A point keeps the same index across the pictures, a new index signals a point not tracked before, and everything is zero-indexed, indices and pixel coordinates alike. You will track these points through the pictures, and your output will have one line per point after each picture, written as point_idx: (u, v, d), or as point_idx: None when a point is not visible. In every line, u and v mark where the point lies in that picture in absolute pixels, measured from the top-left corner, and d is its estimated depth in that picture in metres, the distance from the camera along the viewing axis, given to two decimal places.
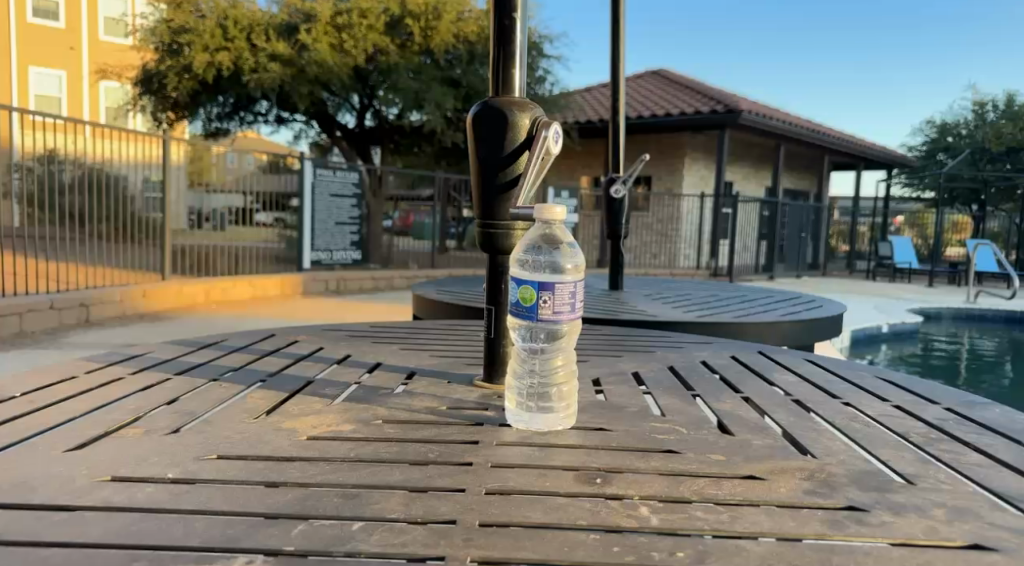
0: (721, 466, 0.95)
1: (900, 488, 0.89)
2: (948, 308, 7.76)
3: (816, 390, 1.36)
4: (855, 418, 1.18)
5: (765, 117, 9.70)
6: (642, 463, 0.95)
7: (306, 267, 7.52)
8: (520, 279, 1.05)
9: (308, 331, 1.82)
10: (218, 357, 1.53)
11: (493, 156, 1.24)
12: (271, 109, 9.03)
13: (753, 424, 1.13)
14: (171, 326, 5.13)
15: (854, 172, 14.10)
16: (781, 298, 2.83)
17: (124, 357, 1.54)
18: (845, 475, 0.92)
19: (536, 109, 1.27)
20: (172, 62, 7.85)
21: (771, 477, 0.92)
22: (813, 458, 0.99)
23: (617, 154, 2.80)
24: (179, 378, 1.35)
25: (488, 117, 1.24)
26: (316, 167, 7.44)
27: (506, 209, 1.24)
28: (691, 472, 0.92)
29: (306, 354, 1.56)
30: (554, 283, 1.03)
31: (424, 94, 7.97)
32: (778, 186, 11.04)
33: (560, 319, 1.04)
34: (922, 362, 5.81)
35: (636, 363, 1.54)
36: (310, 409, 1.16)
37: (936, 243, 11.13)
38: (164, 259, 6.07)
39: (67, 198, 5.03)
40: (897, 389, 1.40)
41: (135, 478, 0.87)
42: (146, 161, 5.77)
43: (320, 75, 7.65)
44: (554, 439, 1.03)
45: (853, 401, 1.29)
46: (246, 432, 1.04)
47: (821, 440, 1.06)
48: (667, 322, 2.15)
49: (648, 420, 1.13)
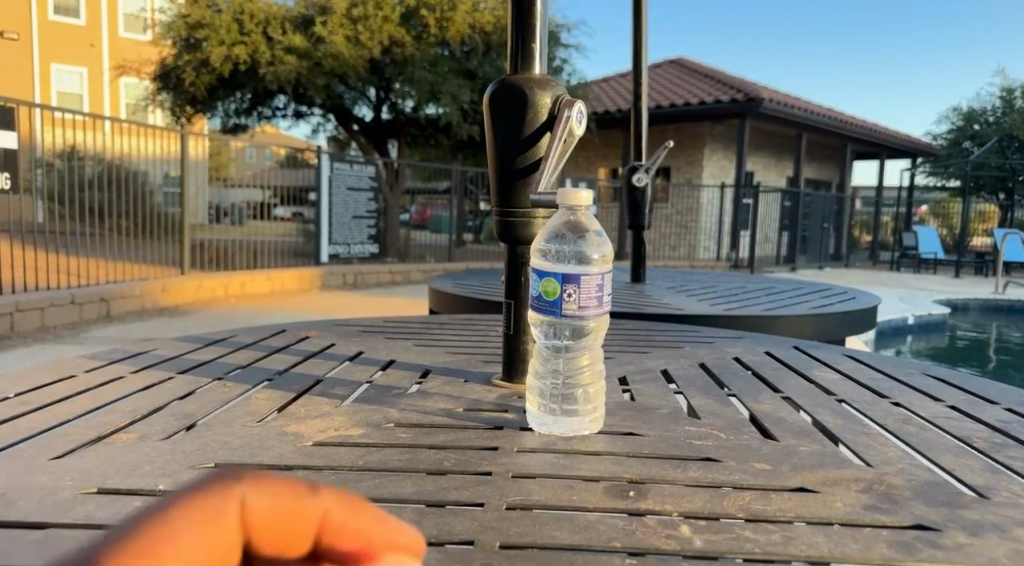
0: (766, 477, 0.86)
1: (975, 505, 0.79)
2: (976, 300, 7.54)
3: (861, 389, 1.26)
4: (909, 420, 1.08)
5: (787, 106, 9.51)
6: (678, 474, 0.85)
7: (324, 261, 7.47)
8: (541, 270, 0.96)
9: (319, 326, 1.74)
10: (223, 354, 1.46)
11: (511, 138, 1.16)
12: (288, 102, 9.02)
13: (797, 427, 1.03)
14: (190, 320, 5.09)
15: (878, 161, 13.84)
16: (811, 290, 2.72)
17: (124, 353, 1.47)
18: (907, 487, 0.83)
19: (558, 87, 1.17)
20: (190, 57, 7.82)
21: (825, 489, 0.83)
22: (869, 467, 0.89)
23: (639, 141, 2.70)
24: (181, 378, 1.27)
25: (507, 97, 1.15)
26: (334, 160, 7.40)
27: (525, 195, 1.15)
28: (735, 484, 0.83)
29: (315, 350, 1.48)
30: (579, 276, 0.94)
31: (440, 86, 7.95)
32: (800, 175, 10.84)
33: (586, 314, 0.95)
34: (950, 354, 5.65)
35: (665, 360, 1.44)
36: (317, 411, 1.08)
37: (962, 233, 10.89)
38: (182, 253, 6.06)
39: (88, 194, 5.00)
40: (953, 387, 1.29)
41: (120, 489, 0.80)
42: (165, 157, 5.71)
43: (336, 68, 7.63)
44: (580, 445, 0.94)
45: (903, 401, 1.18)
46: (247, 437, 0.97)
47: (875, 446, 0.96)
48: (693, 314, 2.06)
49: (682, 422, 1.04)
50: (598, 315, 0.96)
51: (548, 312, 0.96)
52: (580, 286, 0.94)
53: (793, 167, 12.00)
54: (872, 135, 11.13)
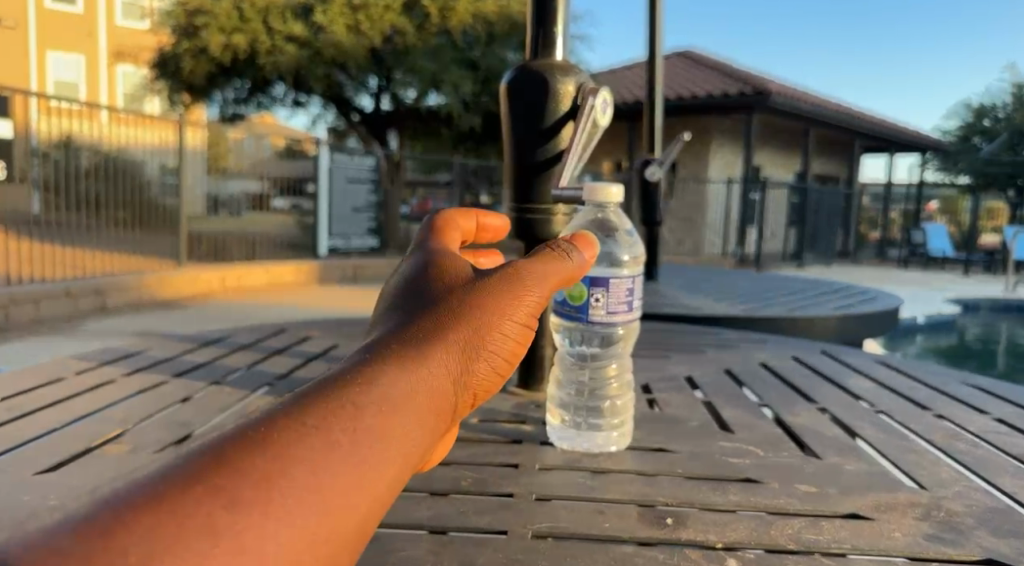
0: (813, 501, 0.78)
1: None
2: (986, 300, 7.41)
3: (900, 400, 1.19)
4: (957, 435, 1.01)
5: (793, 100, 9.40)
6: (719, 498, 0.79)
7: (323, 255, 7.41)
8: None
9: (323, 325, 1.67)
10: (221, 355, 1.39)
11: (530, 130, 1.08)
12: (288, 92, 8.93)
13: (839, 444, 0.96)
14: (188, 314, 5.02)
15: (885, 156, 13.73)
16: (830, 290, 2.64)
17: (116, 355, 1.40)
18: (971, 514, 0.76)
19: (581, 73, 1.10)
20: (189, 45, 7.73)
21: (880, 515, 0.75)
22: (924, 490, 0.82)
23: (652, 135, 2.62)
24: (177, 382, 1.20)
25: (526, 84, 1.07)
26: (333, 151, 7.35)
27: (545, 190, 1.08)
28: (782, 510, 0.76)
29: (318, 353, 1.41)
30: (607, 279, 0.86)
31: (442, 76, 7.85)
32: (807, 170, 10.73)
33: (615, 320, 0.87)
34: (960, 354, 5.57)
35: (687, 366, 1.37)
36: None
37: (969, 230, 10.79)
38: (179, 246, 5.96)
39: (83, 184, 4.90)
40: (998, 398, 1.22)
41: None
42: (163, 146, 5.60)
43: (337, 57, 7.55)
44: (609, 463, 0.87)
45: (947, 414, 1.11)
46: None
47: (926, 465, 0.89)
48: (710, 315, 1.98)
49: (715, 439, 0.97)
50: (628, 320, 0.88)
51: (572, 317, 0.88)
52: (607, 289, 0.86)
53: (799, 161, 11.90)
54: (879, 129, 11.01)
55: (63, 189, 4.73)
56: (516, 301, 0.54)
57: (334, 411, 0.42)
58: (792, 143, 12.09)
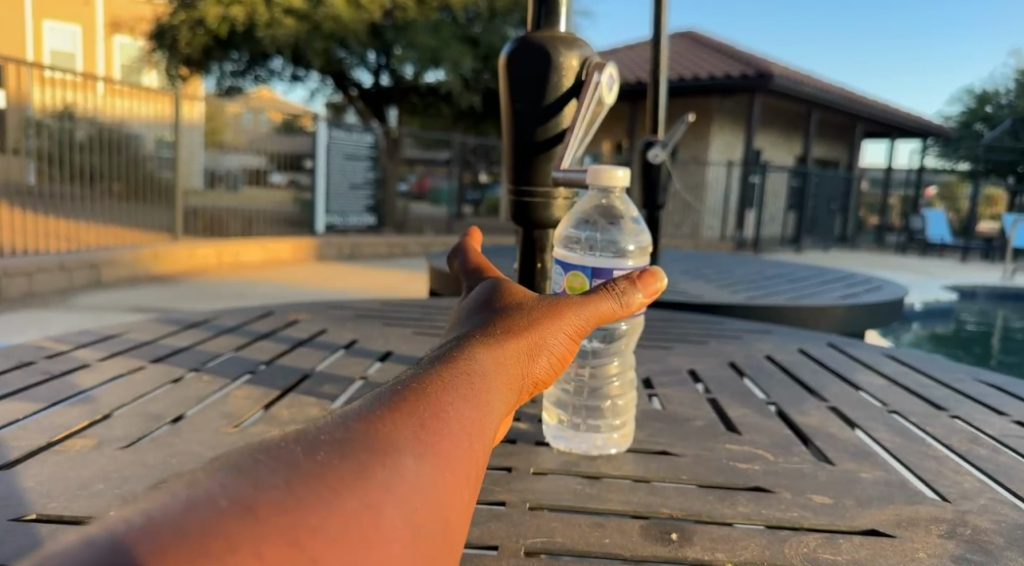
0: (829, 515, 0.73)
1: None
2: (984, 287, 7.38)
3: (914, 399, 1.13)
4: (976, 440, 0.95)
5: (796, 83, 9.28)
6: (729, 511, 0.72)
7: (319, 231, 7.33)
8: (566, 259, 0.83)
9: (312, 309, 1.60)
10: (204, 340, 1.32)
11: (531, 108, 1.01)
12: (286, 66, 8.78)
13: (852, 448, 0.91)
14: (184, 289, 4.95)
15: (888, 141, 13.62)
16: (833, 278, 2.58)
17: (94, 337, 1.33)
18: (997, 532, 0.70)
19: (586, 48, 1.02)
20: (185, 15, 7.58)
21: (904, 533, 0.69)
22: (948, 503, 0.76)
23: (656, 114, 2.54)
24: (154, 368, 1.13)
25: (526, 57, 1.00)
26: (331, 127, 7.25)
27: (545, 172, 1.02)
28: (797, 525, 0.70)
29: (304, 338, 1.34)
30: (612, 270, 0.80)
31: (443, 52, 7.71)
32: (808, 155, 10.65)
33: None
34: (959, 342, 5.53)
35: (690, 358, 1.31)
36: (303, 415, 0.93)
37: (970, 218, 10.73)
38: (174, 219, 5.85)
39: (79, 156, 4.79)
40: (1015, 398, 1.16)
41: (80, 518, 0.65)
42: (159, 119, 5.49)
43: (336, 32, 7.41)
44: (610, 468, 0.81)
45: (963, 415, 1.06)
46: (221, 447, 0.82)
47: (946, 473, 0.84)
48: (712, 304, 1.92)
49: (720, 440, 0.91)
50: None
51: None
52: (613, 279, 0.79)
53: (801, 145, 11.80)
54: (883, 114, 10.88)
55: (59, 160, 4.62)
56: (572, 317, 0.57)
57: (456, 378, 0.48)
58: (794, 127, 11.95)
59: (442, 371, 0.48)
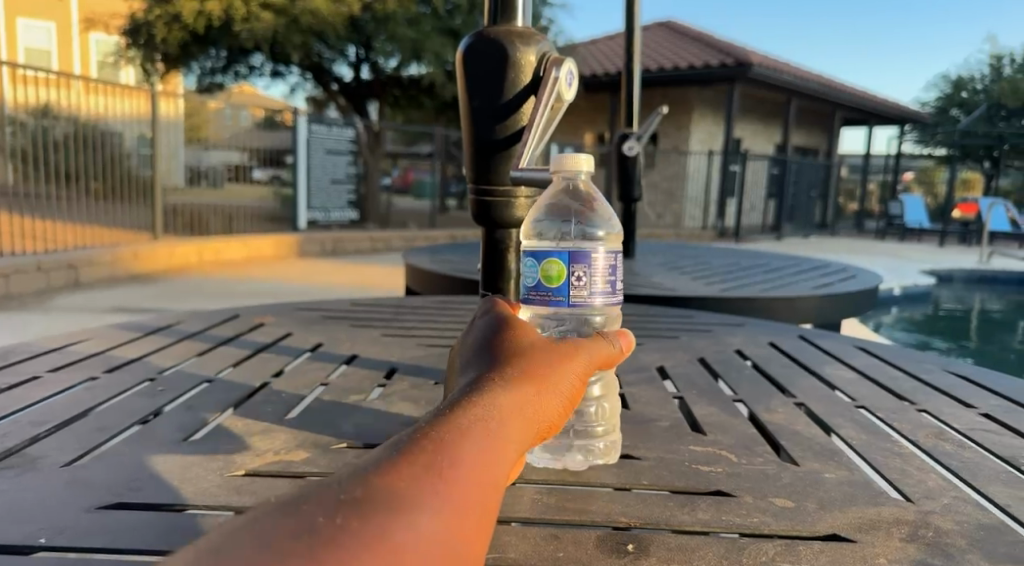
0: (791, 519, 0.71)
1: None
2: (961, 271, 7.45)
3: (880, 391, 1.13)
4: (944, 435, 0.95)
5: (775, 71, 9.32)
6: (688, 517, 0.71)
7: (301, 228, 7.25)
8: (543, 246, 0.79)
9: (278, 312, 1.57)
10: (163, 347, 1.28)
11: (487, 105, 0.99)
12: (266, 62, 8.69)
13: (819, 447, 0.89)
14: (164, 289, 4.87)
15: (866, 129, 13.74)
16: (809, 268, 2.58)
17: (49, 346, 1.28)
18: (959, 533, 0.69)
19: (543, 42, 1.00)
20: (160, 10, 7.44)
21: (863, 537, 0.68)
22: (910, 503, 0.75)
23: (631, 106, 2.52)
24: (107, 379, 1.09)
25: (481, 53, 0.97)
26: (311, 122, 7.18)
27: (505, 171, 0.99)
28: (755, 531, 0.68)
29: (267, 343, 1.31)
30: (587, 254, 0.76)
31: (423, 44, 7.67)
32: (788, 143, 10.70)
33: (595, 300, 0.77)
34: (936, 325, 5.59)
35: (660, 354, 1.29)
36: (258, 426, 0.90)
37: (947, 203, 10.85)
38: (153, 217, 5.76)
39: (57, 155, 4.69)
40: (984, 389, 1.16)
41: (128, 550, 0.60)
42: (139, 116, 5.41)
43: (314, 25, 7.33)
44: (572, 477, 0.79)
45: (931, 408, 1.05)
46: (170, 462, 0.78)
47: (910, 472, 0.83)
48: (686, 297, 1.90)
49: (685, 442, 0.90)
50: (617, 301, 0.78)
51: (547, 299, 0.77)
52: (590, 269, 0.76)
53: (781, 133, 11.86)
54: (862, 102, 10.96)
55: (37, 159, 4.53)
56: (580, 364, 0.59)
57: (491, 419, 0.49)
58: (773, 115, 12.01)
59: (452, 413, 0.48)
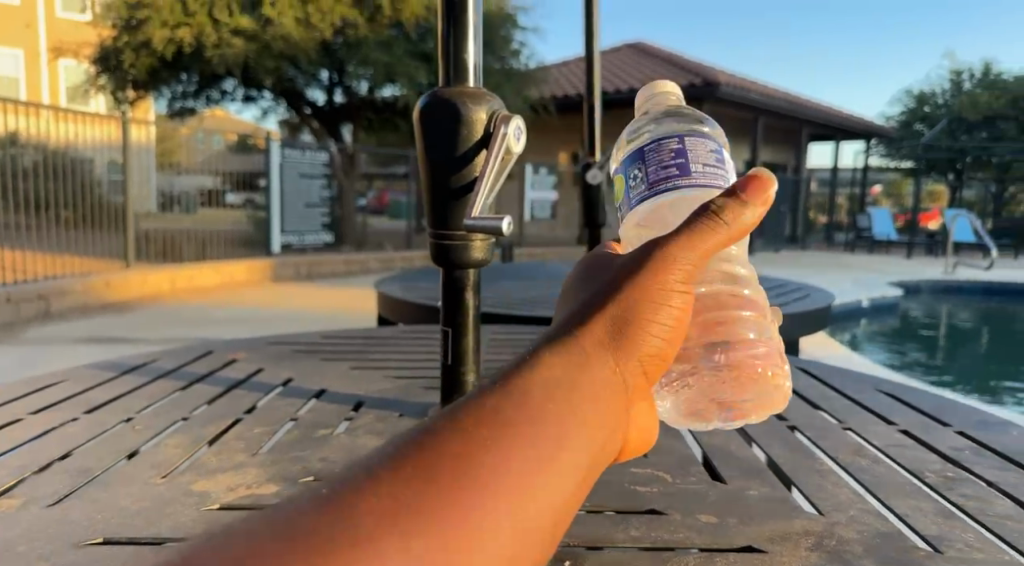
0: (713, 534, 0.79)
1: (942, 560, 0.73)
2: (926, 282, 7.66)
3: (813, 412, 1.22)
4: (863, 452, 1.04)
5: (742, 90, 9.55)
6: (623, 534, 0.79)
7: (275, 252, 7.26)
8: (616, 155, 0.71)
9: (251, 347, 1.63)
10: (139, 386, 1.34)
11: (443, 158, 1.06)
12: (237, 87, 8.73)
13: (749, 466, 0.98)
14: (138, 317, 4.87)
15: (833, 144, 14.08)
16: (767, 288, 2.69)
17: (28, 388, 1.33)
18: (858, 541, 0.78)
19: (493, 99, 1.08)
20: (129, 37, 7.46)
21: (773, 547, 0.77)
22: (821, 516, 0.84)
23: (594, 137, 2.63)
24: (86, 420, 1.15)
25: (436, 110, 1.05)
26: (284, 147, 7.23)
27: (461, 218, 1.07)
28: (680, 545, 0.77)
29: (240, 379, 1.38)
30: (640, 150, 0.66)
31: (395, 68, 7.78)
32: (757, 159, 10.94)
33: (661, 188, 0.63)
34: (904, 335, 5.75)
35: None
36: (230, 462, 0.97)
37: (913, 215, 11.15)
38: (126, 245, 5.76)
39: (26, 184, 4.69)
40: (910, 407, 1.26)
41: None
42: (109, 142, 5.43)
43: (286, 50, 7.41)
44: None
45: (856, 427, 1.15)
46: (149, 498, 0.85)
47: (827, 487, 0.92)
48: None
49: (627, 465, 0.98)
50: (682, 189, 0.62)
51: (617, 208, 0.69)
52: (645, 160, 0.65)
53: (750, 150, 12.13)
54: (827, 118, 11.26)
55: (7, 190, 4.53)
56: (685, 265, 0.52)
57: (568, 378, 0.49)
58: (742, 132, 12.28)
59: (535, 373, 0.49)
